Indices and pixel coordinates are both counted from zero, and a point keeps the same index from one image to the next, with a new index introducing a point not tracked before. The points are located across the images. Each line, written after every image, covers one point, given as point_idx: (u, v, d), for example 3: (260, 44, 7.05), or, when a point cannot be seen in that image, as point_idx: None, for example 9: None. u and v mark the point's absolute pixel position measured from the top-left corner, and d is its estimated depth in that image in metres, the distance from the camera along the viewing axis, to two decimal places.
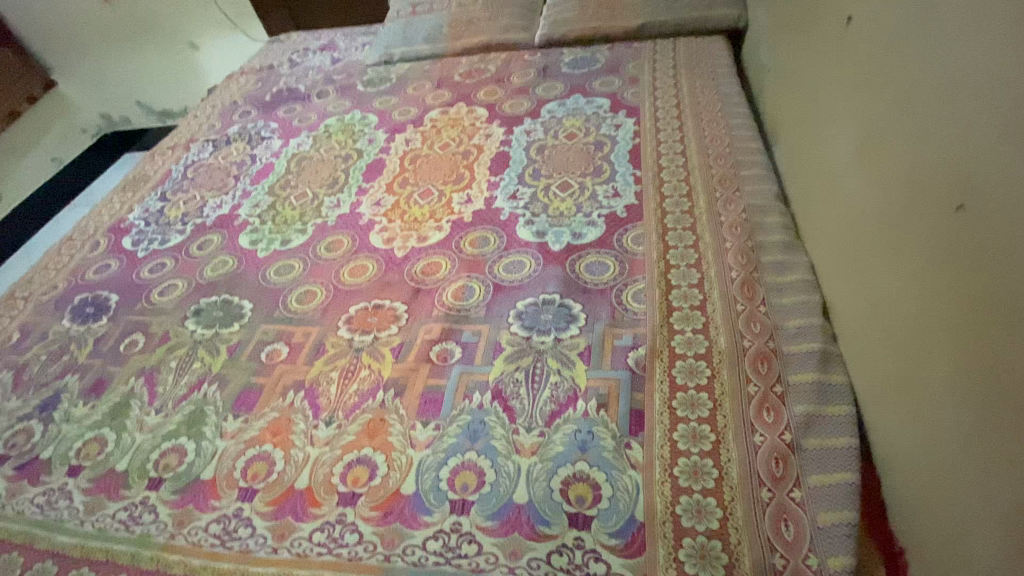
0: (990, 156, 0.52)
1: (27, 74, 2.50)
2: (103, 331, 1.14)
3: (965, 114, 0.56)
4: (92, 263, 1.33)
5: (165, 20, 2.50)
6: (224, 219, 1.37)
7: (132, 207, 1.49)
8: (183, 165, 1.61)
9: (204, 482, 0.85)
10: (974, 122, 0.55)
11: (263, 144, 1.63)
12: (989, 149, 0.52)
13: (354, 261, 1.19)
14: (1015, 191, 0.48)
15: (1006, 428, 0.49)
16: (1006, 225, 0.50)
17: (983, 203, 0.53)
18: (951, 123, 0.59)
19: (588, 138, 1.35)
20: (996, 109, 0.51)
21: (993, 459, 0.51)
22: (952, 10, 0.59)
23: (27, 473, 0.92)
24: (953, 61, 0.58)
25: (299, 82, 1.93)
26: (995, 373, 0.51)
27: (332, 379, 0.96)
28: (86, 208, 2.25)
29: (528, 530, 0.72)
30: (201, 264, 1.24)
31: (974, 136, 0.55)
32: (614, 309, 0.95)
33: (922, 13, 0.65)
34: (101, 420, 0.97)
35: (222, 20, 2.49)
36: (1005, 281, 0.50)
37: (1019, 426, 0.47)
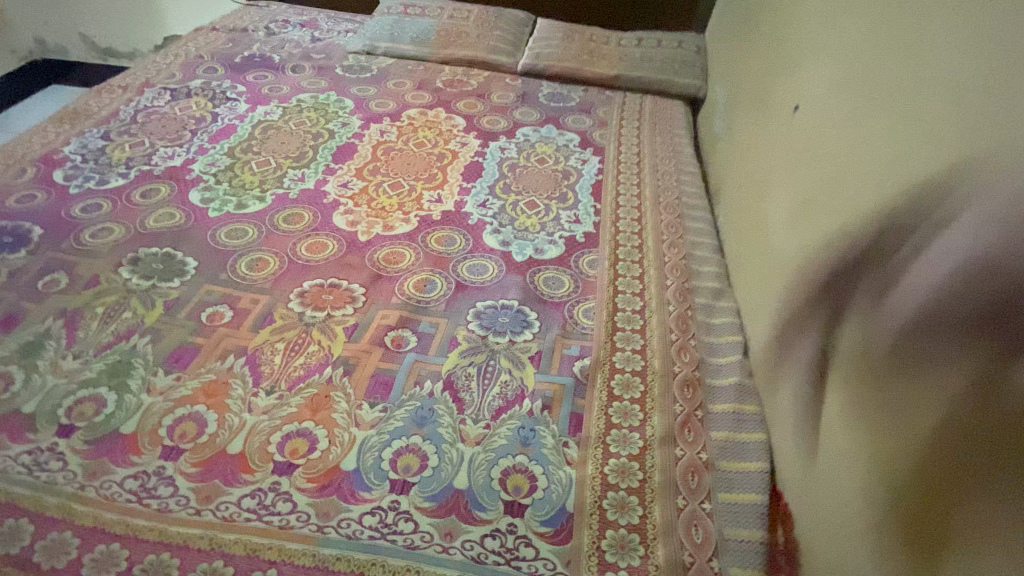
0: (908, 234, 0.66)
1: None
2: (17, 265, 1.03)
3: (894, 198, 0.70)
4: (11, 190, 1.21)
5: None
6: (174, 171, 1.30)
7: (68, 140, 1.38)
8: (134, 108, 1.51)
9: (124, 435, 0.80)
10: (901, 206, 0.69)
11: (227, 104, 1.57)
12: (908, 228, 0.66)
13: (313, 237, 1.17)
14: (927, 261, 0.62)
15: (896, 450, 0.60)
16: (915, 287, 0.63)
17: (896, 268, 0.67)
18: (881, 204, 0.73)
19: (556, 166, 1.45)
20: (919, 199, 0.66)
21: (881, 470, 0.62)
22: (895, 118, 0.74)
23: None
24: (890, 157, 0.73)
25: (274, 52, 1.88)
26: (890, 405, 0.63)
27: (278, 349, 0.93)
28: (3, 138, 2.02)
29: (464, 513, 0.75)
30: (144, 213, 1.17)
31: (900, 212, 0.68)
32: (566, 323, 1.02)
33: (869, 115, 0.80)
34: (6, 358, 0.88)
35: None
36: (906, 331, 0.63)
37: (908, 448, 0.59)
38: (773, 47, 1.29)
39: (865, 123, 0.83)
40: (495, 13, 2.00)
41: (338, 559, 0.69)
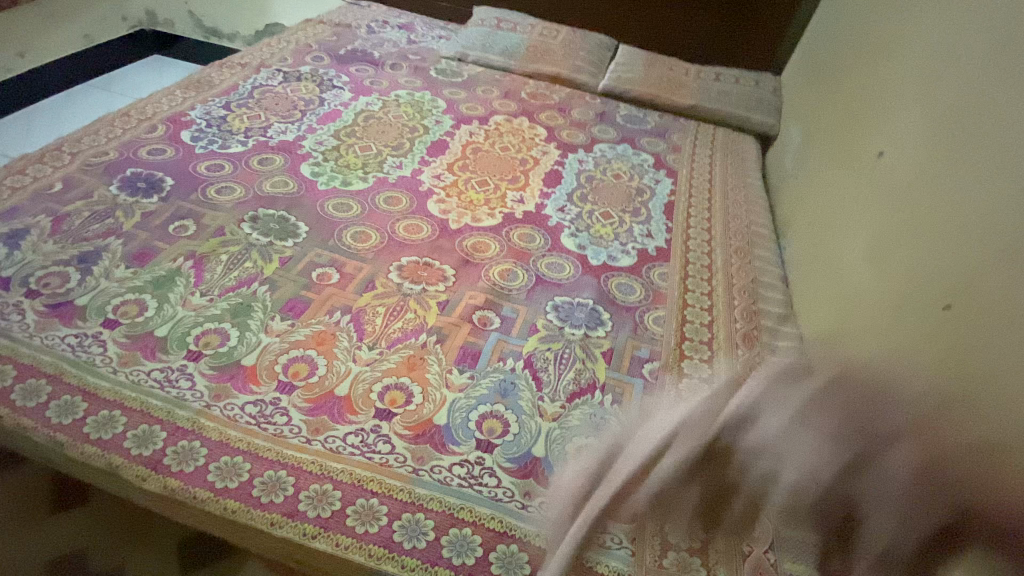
0: (994, 275, 0.72)
1: None
2: (153, 208, 1.16)
3: (979, 240, 0.77)
4: (146, 142, 1.35)
5: None
6: (287, 145, 1.43)
7: (194, 104, 1.52)
8: (251, 84, 1.66)
9: (244, 366, 0.89)
10: (986, 248, 0.75)
11: (333, 91, 1.71)
12: (994, 269, 0.73)
13: (410, 219, 1.28)
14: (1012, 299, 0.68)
15: None
16: (997, 320, 0.69)
17: (980, 304, 0.73)
18: (965, 245, 0.80)
19: (631, 182, 1.52)
20: (1005, 243, 0.72)
21: None
22: (985, 170, 0.81)
23: (58, 313, 0.92)
24: (978, 205, 0.80)
25: (375, 49, 2.02)
26: None
27: (378, 313, 1.03)
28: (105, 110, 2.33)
29: (541, 478, 0.82)
30: (261, 177, 1.30)
31: (985, 254, 0.75)
32: (637, 325, 1.07)
33: (957, 165, 0.87)
34: (144, 287, 0.99)
35: None
36: (982, 359, 0.69)
37: None
38: (858, 93, 1.36)
39: (949, 171, 0.89)
40: (582, 36, 2.11)
41: (430, 499, 0.76)
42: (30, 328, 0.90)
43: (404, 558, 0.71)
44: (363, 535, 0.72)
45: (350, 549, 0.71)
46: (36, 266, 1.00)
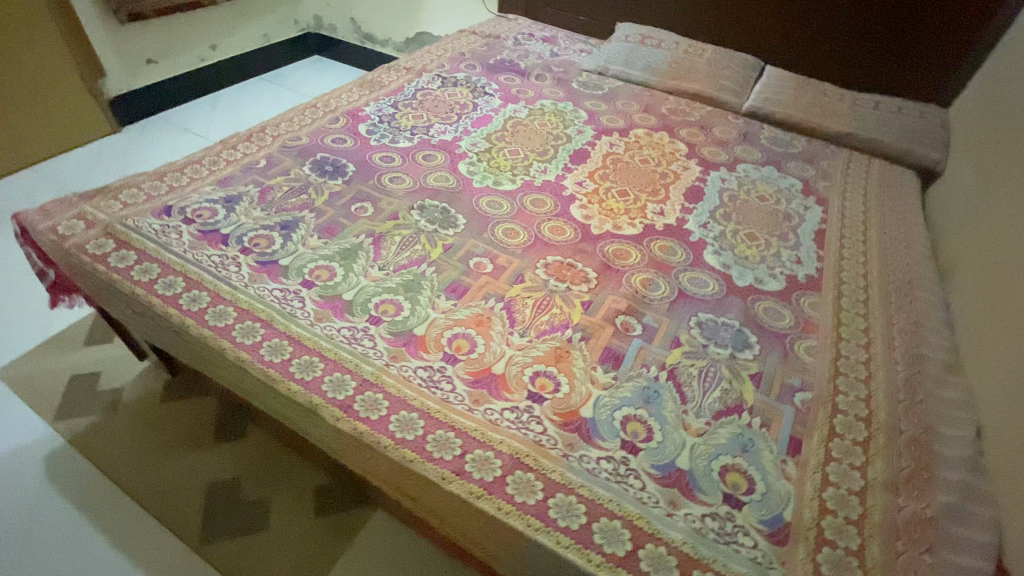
0: None
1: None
2: (338, 189, 1.32)
3: None
4: (329, 132, 1.52)
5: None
6: (445, 144, 1.55)
7: (368, 102, 1.70)
8: (414, 87, 1.81)
9: (415, 335, 0.99)
10: None
11: (484, 97, 1.82)
12: None
13: (554, 220, 1.31)
14: None
15: None
16: None
17: None
18: None
19: (778, 206, 1.47)
20: None
21: None
22: None
23: (267, 269, 1.08)
24: None
25: (521, 60, 2.12)
26: None
27: (527, 305, 1.08)
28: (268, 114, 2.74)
29: (688, 491, 0.81)
30: (425, 172, 1.42)
31: None
32: (786, 352, 1.05)
33: None
34: (333, 255, 1.14)
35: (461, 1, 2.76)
36: None
37: None
38: None
39: None
40: (729, 57, 2.08)
41: (581, 485, 0.80)
42: (244, 279, 1.04)
43: (560, 535, 0.75)
44: (522, 504, 0.77)
45: (510, 514, 0.76)
46: (249, 227, 1.17)
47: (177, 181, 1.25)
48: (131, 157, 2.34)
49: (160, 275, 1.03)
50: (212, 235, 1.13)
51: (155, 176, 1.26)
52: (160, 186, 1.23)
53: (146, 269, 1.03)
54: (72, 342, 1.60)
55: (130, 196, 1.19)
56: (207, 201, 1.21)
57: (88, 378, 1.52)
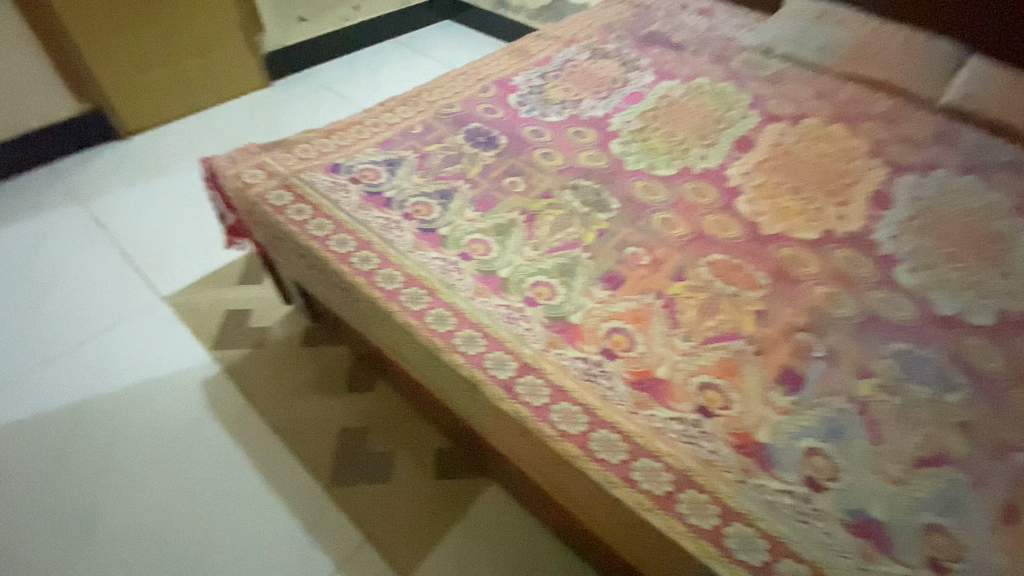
0: None
1: None
2: (491, 162, 1.30)
3: None
4: (480, 101, 1.50)
5: None
6: (596, 120, 1.46)
7: (516, 71, 1.64)
8: (562, 57, 1.73)
9: (572, 324, 0.93)
10: None
11: (637, 71, 1.69)
12: None
13: (718, 214, 1.20)
14: None
15: None
16: None
17: None
18: None
19: (986, 224, 1.25)
20: None
21: None
22: None
23: (428, 237, 1.09)
24: None
25: (675, 32, 1.95)
26: None
27: (691, 306, 0.98)
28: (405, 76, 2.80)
29: (885, 546, 0.71)
30: (577, 149, 1.35)
31: None
32: (1004, 402, 0.88)
33: None
34: (489, 230, 1.12)
35: None
36: None
37: None
38: None
39: None
40: (927, 41, 1.78)
41: (759, 517, 0.73)
42: (409, 245, 1.06)
43: (737, 567, 0.70)
44: (695, 526, 0.73)
45: (682, 535, 0.72)
46: (410, 192, 1.19)
47: (343, 139, 1.29)
48: (280, 112, 2.49)
49: (333, 232, 1.07)
50: (378, 198, 1.16)
51: (323, 134, 1.30)
52: (329, 144, 1.27)
53: (320, 224, 1.08)
54: (228, 280, 1.75)
55: (303, 151, 1.24)
56: (371, 163, 1.24)
57: (240, 314, 1.65)
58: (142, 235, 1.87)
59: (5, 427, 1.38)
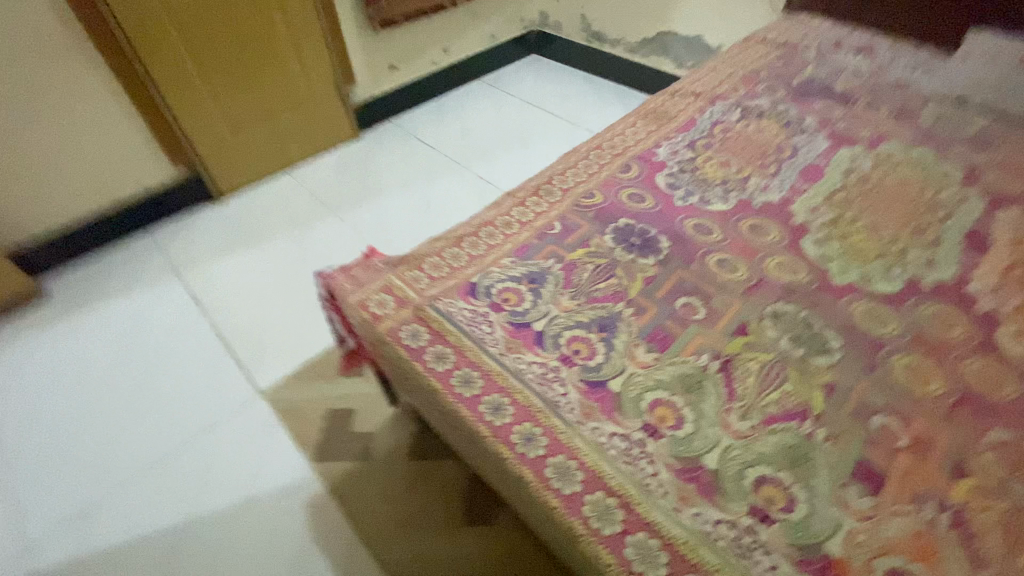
0: None
1: None
2: (654, 273, 1.04)
3: None
4: (623, 184, 1.25)
5: None
6: (770, 208, 1.18)
7: (658, 140, 1.38)
8: (708, 119, 1.45)
9: (833, 561, 0.68)
10: None
11: (804, 136, 1.39)
12: None
13: (978, 359, 0.89)
14: None
15: None
16: None
17: None
18: None
19: None
20: None
21: None
22: None
23: (598, 395, 0.84)
24: None
25: (834, 80, 1.63)
26: None
27: (990, 526, 0.71)
28: (498, 123, 2.62)
29: None
30: (760, 253, 1.07)
31: None
32: None
33: None
34: (673, 384, 0.85)
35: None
36: None
37: None
38: None
39: None
40: None
41: None
42: (577, 413, 0.82)
43: None
44: None
45: None
46: (563, 322, 0.95)
47: (475, 249, 1.10)
48: (371, 167, 2.36)
49: (484, 393, 0.85)
50: (525, 334, 0.93)
51: (451, 243, 1.11)
52: (461, 257, 1.08)
53: (467, 379, 0.87)
54: (328, 373, 1.58)
55: (434, 268, 1.05)
56: (510, 282, 1.02)
57: (341, 417, 1.48)
58: (238, 315, 1.75)
59: (114, 548, 1.27)
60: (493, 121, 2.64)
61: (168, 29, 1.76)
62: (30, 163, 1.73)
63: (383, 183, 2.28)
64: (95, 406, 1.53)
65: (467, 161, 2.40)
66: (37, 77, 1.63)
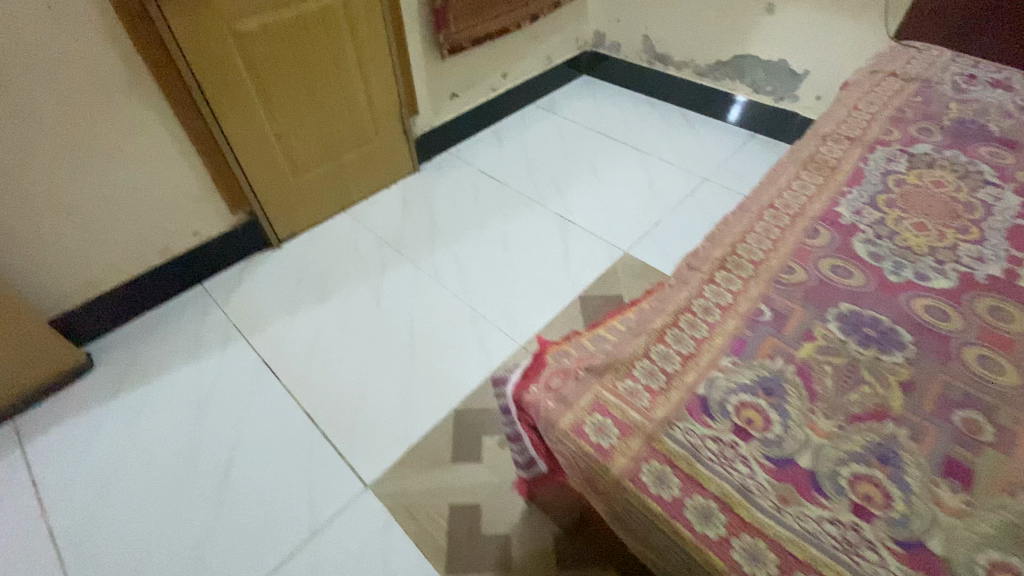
0: None
1: None
2: (908, 377, 0.87)
3: None
4: (819, 254, 1.07)
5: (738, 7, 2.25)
6: (997, 282, 1.02)
7: (833, 196, 1.21)
8: (876, 169, 1.29)
9: None
10: None
11: (989, 190, 1.24)
12: None
13: None
14: None
15: None
16: None
17: None
18: None
19: None
20: None
21: None
22: None
23: (924, 564, 0.67)
24: None
25: (987, 119, 1.48)
26: None
27: None
28: (564, 151, 2.45)
29: None
30: (1017, 345, 0.91)
31: None
32: None
33: None
34: (999, 539, 0.69)
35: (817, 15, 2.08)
36: None
37: None
38: None
39: None
40: None
41: None
42: None
43: None
44: None
45: None
46: (833, 453, 0.77)
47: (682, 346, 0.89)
48: (438, 204, 2.17)
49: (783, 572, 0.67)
50: (795, 475, 0.74)
51: (654, 338, 0.91)
52: (672, 356, 0.88)
53: (752, 552, 0.68)
54: (440, 456, 1.37)
55: (648, 377, 0.85)
56: (744, 397, 0.82)
57: (466, 515, 1.27)
58: (322, 385, 1.54)
59: None
60: (557, 149, 2.47)
61: (236, 64, 1.54)
62: (78, 215, 1.50)
63: (454, 223, 2.08)
64: (169, 507, 1.31)
65: (541, 196, 2.21)
66: (88, 118, 1.40)
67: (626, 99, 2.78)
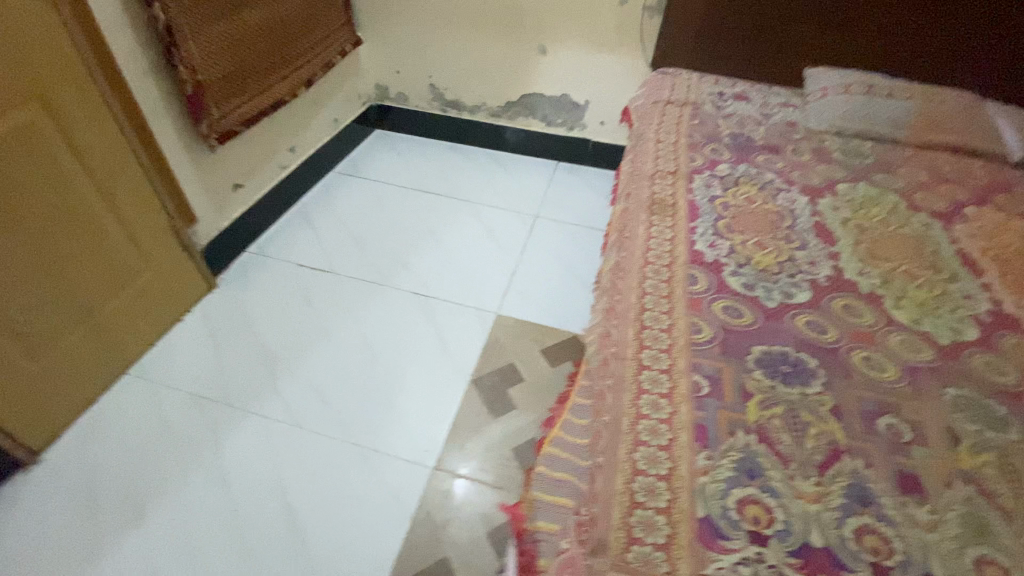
0: None
1: (342, 30, 2.25)
2: (834, 403, 0.93)
3: None
4: (709, 300, 1.10)
5: (512, 50, 2.33)
6: (835, 282, 1.18)
7: (687, 235, 1.28)
8: (704, 198, 1.41)
9: None
10: None
11: (785, 195, 1.46)
12: None
13: None
14: None
15: None
16: None
17: None
18: None
19: None
20: None
21: None
22: None
23: None
24: None
25: (750, 131, 1.76)
26: None
27: None
28: (387, 219, 2.23)
29: None
30: (878, 336, 1.06)
31: None
32: None
33: None
34: (971, 538, 0.76)
35: (583, 52, 2.26)
36: None
37: None
38: None
39: None
40: (968, 98, 1.79)
41: None
42: None
43: None
44: None
45: None
46: (829, 517, 0.77)
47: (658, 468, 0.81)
48: (260, 321, 1.75)
49: None
50: (819, 561, 0.72)
51: (630, 469, 0.82)
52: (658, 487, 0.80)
53: None
54: None
55: (651, 528, 0.75)
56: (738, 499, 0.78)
57: None
58: None
59: None
60: (378, 218, 2.24)
61: None
62: None
63: (289, 339, 1.70)
64: None
65: (381, 277, 1.96)
66: None
67: (427, 149, 2.68)
